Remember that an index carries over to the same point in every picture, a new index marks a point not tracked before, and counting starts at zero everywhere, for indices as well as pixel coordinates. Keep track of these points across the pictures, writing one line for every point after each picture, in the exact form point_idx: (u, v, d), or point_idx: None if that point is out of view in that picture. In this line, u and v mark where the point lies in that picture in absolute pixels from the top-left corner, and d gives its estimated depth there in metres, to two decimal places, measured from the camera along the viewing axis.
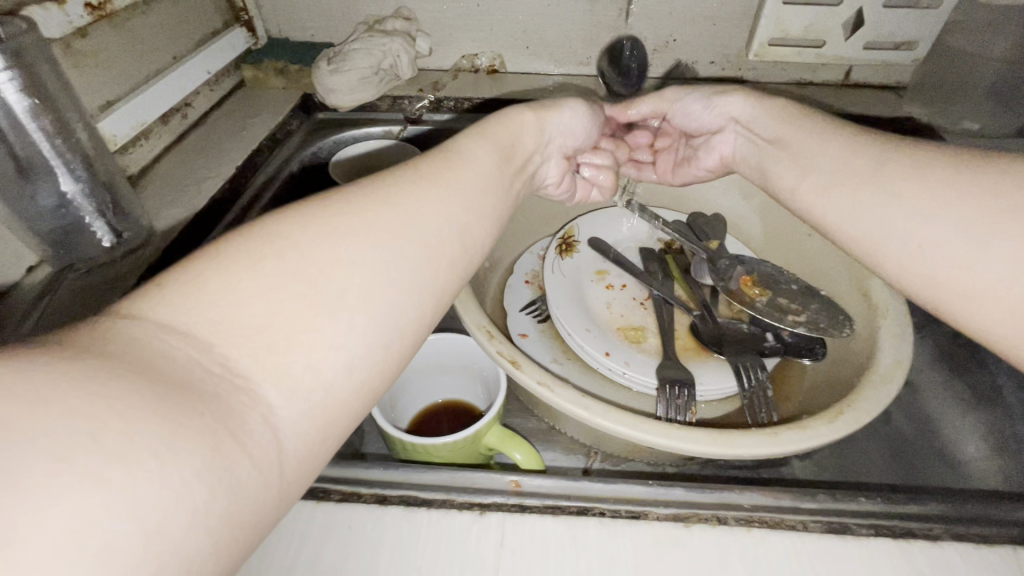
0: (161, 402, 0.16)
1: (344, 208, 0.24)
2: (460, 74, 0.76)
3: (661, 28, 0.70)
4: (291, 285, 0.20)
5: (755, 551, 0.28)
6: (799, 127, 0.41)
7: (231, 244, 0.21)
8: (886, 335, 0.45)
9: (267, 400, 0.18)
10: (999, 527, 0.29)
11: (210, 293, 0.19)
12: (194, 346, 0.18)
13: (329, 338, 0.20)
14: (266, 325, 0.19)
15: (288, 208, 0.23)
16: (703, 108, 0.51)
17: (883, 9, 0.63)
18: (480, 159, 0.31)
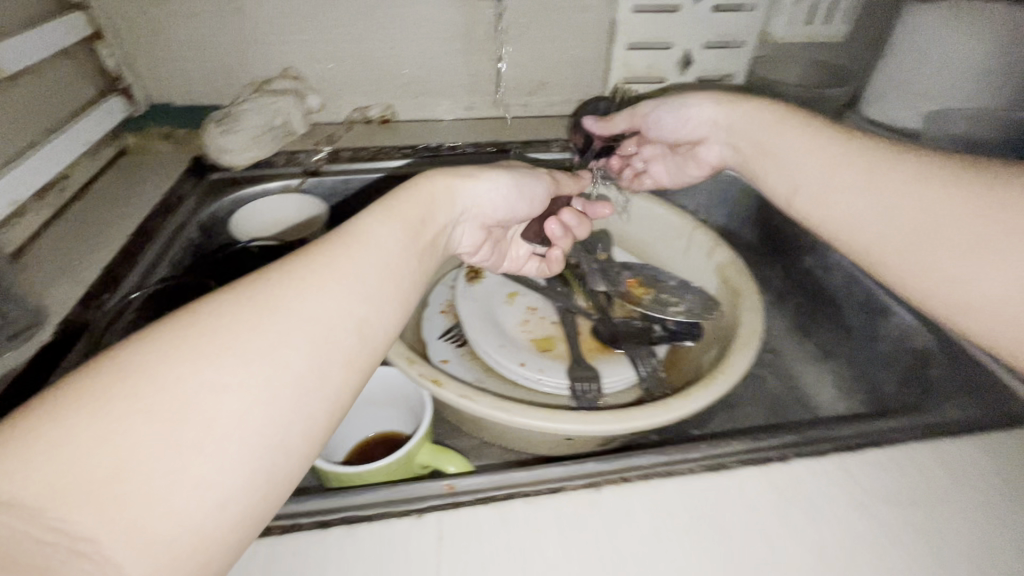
0: None
1: (199, 332, 0.27)
2: (353, 126, 0.80)
3: (531, 74, 0.78)
4: (139, 433, 0.23)
5: (652, 496, 0.34)
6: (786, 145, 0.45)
7: (91, 394, 0.24)
8: (745, 310, 0.54)
9: (116, 557, 0.21)
10: (832, 442, 0.37)
11: (60, 453, 0.22)
12: (33, 512, 0.21)
13: (187, 478, 0.23)
14: (113, 478, 0.22)
15: (155, 340, 0.26)
16: (675, 120, 0.58)
17: (705, 49, 0.74)
18: (375, 240, 0.34)
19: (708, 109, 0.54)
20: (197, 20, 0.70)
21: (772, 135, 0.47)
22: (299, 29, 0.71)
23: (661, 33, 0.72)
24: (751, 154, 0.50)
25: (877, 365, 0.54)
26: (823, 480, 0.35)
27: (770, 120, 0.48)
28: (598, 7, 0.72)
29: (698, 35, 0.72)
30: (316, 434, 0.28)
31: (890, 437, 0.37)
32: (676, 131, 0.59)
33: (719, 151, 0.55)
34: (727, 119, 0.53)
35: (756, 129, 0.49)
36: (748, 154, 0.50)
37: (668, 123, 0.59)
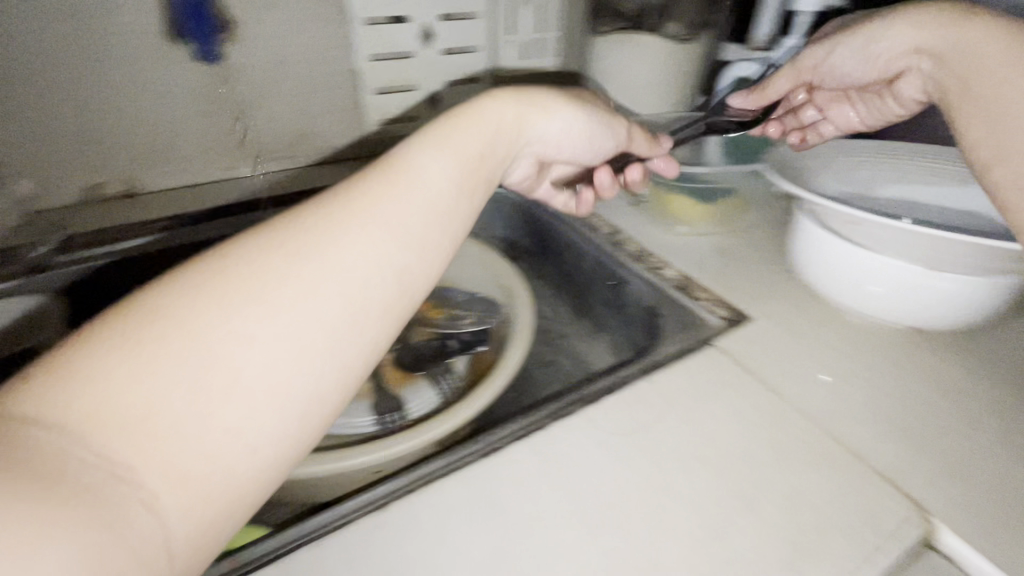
0: (41, 501, 0.21)
1: (232, 275, 0.28)
2: (87, 208, 0.69)
3: (287, 126, 0.76)
4: (173, 376, 0.25)
5: (435, 499, 0.36)
6: (993, 44, 0.42)
7: (130, 330, 0.25)
8: (520, 311, 0.61)
9: (149, 491, 0.23)
10: (579, 400, 0.44)
11: (99, 383, 0.24)
12: (74, 435, 0.23)
13: (218, 421, 0.25)
14: (151, 413, 0.24)
15: (189, 284, 0.28)
16: (867, 50, 0.55)
17: (449, 86, 0.82)
18: (423, 178, 0.35)
19: (909, 36, 0.50)
20: None
21: (970, 63, 0.44)
22: None
23: (404, 78, 0.78)
24: (961, 89, 0.45)
25: (629, 325, 0.65)
26: (572, 434, 0.41)
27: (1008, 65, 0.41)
28: (336, 58, 0.73)
29: (438, 74, 0.80)
30: (348, 384, 0.30)
31: (623, 382, 0.46)
32: (863, 70, 0.57)
33: (917, 80, 0.53)
34: (924, 41, 0.49)
35: (968, 63, 0.44)
36: (954, 78, 0.46)
37: (853, 63, 0.58)
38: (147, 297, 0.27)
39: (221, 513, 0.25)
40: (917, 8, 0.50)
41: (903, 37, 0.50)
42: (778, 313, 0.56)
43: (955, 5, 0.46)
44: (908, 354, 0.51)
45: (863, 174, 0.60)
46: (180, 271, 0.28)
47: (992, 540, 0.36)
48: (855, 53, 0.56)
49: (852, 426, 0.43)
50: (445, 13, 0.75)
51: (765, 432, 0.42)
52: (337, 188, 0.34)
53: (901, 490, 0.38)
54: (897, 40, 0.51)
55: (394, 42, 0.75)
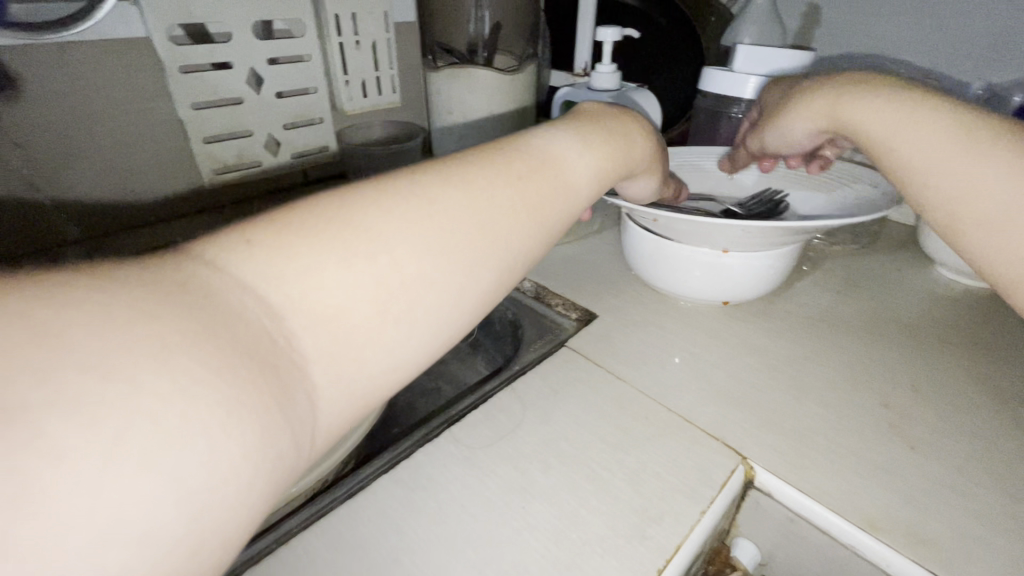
0: (231, 373, 0.20)
1: (424, 198, 0.30)
2: None
3: (106, 183, 0.69)
4: (360, 279, 0.26)
5: (295, 556, 0.35)
6: (881, 118, 0.46)
7: (324, 224, 0.27)
8: None
9: (315, 385, 0.24)
10: (443, 422, 0.45)
11: (295, 270, 0.25)
12: (263, 311, 0.23)
13: (378, 339, 0.27)
14: (333, 314, 0.25)
15: (379, 196, 0.29)
16: (785, 135, 0.57)
17: (288, 129, 0.81)
18: (565, 164, 0.38)
19: (805, 122, 0.54)
20: None
21: (875, 131, 0.47)
22: None
23: (235, 124, 0.75)
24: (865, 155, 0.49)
25: (499, 339, 0.68)
26: (436, 457, 0.42)
27: (895, 136, 0.45)
28: (155, 109, 0.69)
29: (275, 119, 0.78)
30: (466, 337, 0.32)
31: (486, 397, 0.48)
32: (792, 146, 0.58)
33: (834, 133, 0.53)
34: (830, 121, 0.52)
35: (864, 134, 0.48)
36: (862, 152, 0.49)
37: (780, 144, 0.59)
38: (354, 198, 0.28)
39: (350, 425, 0.26)
40: (811, 93, 0.53)
41: (804, 124, 0.54)
42: (621, 307, 0.62)
43: (842, 86, 0.50)
44: (725, 325, 0.59)
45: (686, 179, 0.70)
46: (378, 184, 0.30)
47: (788, 464, 0.42)
48: (780, 139, 0.58)
49: (685, 396, 0.49)
50: (272, 57, 0.74)
51: (616, 415, 0.46)
52: (508, 146, 0.37)
53: (724, 443, 0.44)
54: (793, 128, 0.55)
55: (218, 88, 0.71)
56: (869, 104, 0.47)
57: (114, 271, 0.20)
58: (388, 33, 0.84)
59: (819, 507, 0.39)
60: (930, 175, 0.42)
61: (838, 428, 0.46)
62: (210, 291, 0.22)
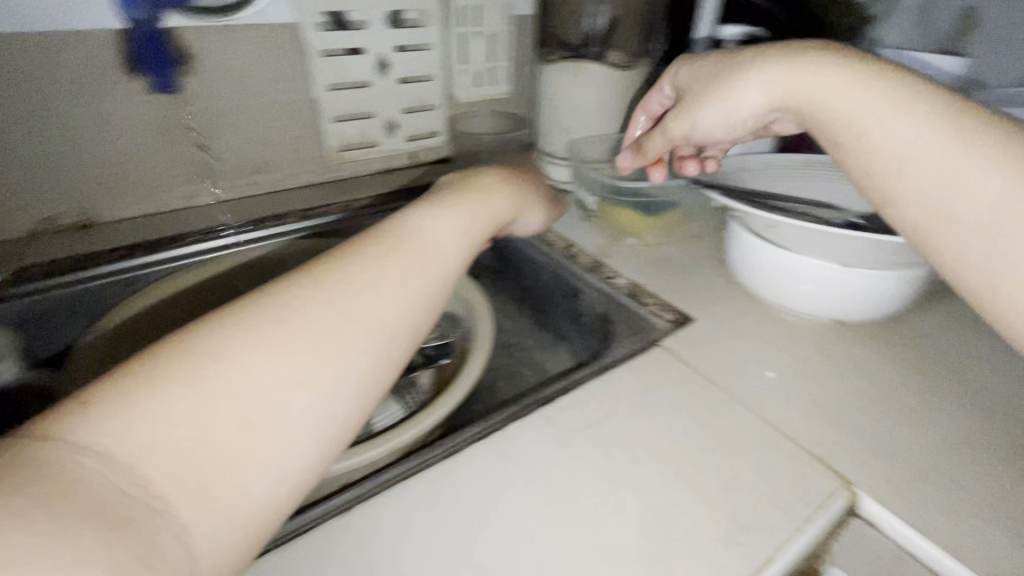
0: (91, 528, 0.23)
1: (264, 323, 0.33)
2: (41, 239, 0.69)
3: (249, 153, 0.78)
4: (216, 408, 0.29)
5: (398, 501, 0.38)
6: (847, 89, 0.42)
7: (174, 369, 0.30)
8: (481, 323, 0.64)
9: (181, 522, 0.26)
10: (537, 400, 0.47)
11: (144, 416, 0.27)
12: (112, 466, 0.25)
13: (251, 454, 0.29)
14: (190, 446, 0.27)
15: (234, 327, 0.33)
16: (732, 111, 0.51)
17: (406, 113, 0.86)
18: (413, 250, 0.43)
19: (757, 94, 0.48)
20: None
21: (849, 125, 0.42)
22: None
23: (362, 106, 0.81)
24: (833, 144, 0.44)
25: (586, 333, 0.68)
26: (528, 432, 0.43)
27: (873, 113, 0.41)
28: (296, 88, 0.76)
29: (395, 102, 0.84)
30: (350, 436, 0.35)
31: (578, 382, 0.49)
32: (726, 125, 0.52)
33: (781, 108, 0.48)
34: (783, 98, 0.47)
35: (828, 117, 0.43)
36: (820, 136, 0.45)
37: (714, 123, 0.53)
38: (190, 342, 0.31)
39: (238, 547, 0.28)
40: (758, 63, 0.48)
41: (760, 97, 0.48)
42: (720, 314, 0.60)
43: (803, 54, 0.45)
44: (837, 345, 0.55)
45: (805, 186, 0.66)
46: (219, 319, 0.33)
47: (912, 507, 0.39)
48: (722, 116, 0.51)
49: (785, 411, 0.47)
50: (399, 45, 0.79)
51: (711, 421, 0.45)
52: (370, 238, 0.43)
53: (829, 465, 0.42)
54: (741, 102, 0.49)
55: (351, 72, 0.78)
56: (840, 76, 0.43)
57: None
58: (506, 25, 0.88)
59: (933, 548, 0.37)
60: (891, 142, 0.40)
61: (967, 472, 0.42)
62: (53, 464, 0.24)
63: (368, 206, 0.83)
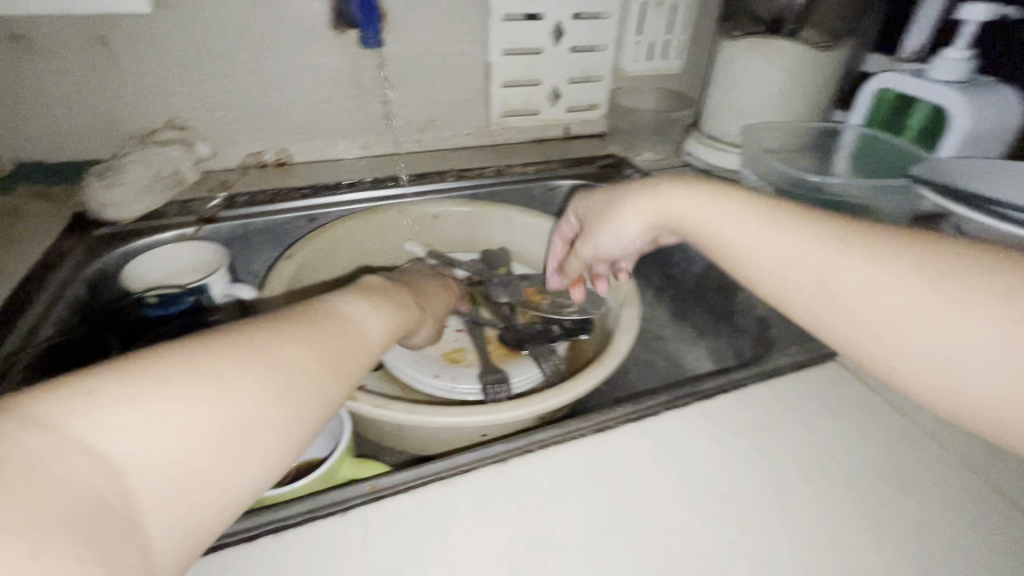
0: (72, 527, 0.20)
1: (228, 344, 0.29)
2: (248, 171, 0.79)
3: (422, 111, 0.82)
4: (206, 420, 0.25)
5: (551, 463, 0.38)
6: (699, 206, 0.43)
7: (166, 367, 0.26)
8: (626, 298, 0.61)
9: (147, 533, 0.23)
10: (695, 394, 0.44)
11: (135, 414, 0.24)
12: (90, 460, 0.22)
13: (219, 477, 0.25)
14: (170, 455, 0.24)
15: (220, 342, 0.29)
16: (615, 238, 0.51)
17: (570, 83, 0.85)
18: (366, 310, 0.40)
19: (631, 222, 0.49)
20: (81, 73, 0.67)
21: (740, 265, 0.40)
22: (193, 73, 0.70)
23: (530, 73, 0.82)
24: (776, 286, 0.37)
25: (737, 334, 0.64)
26: (687, 425, 0.42)
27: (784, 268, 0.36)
28: (473, 51, 0.78)
29: (563, 71, 0.83)
30: None
31: (742, 384, 0.46)
32: (621, 247, 0.52)
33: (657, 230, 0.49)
34: (660, 225, 0.47)
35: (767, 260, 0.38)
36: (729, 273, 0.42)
37: (610, 248, 0.53)
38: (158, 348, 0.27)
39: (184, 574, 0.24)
40: (629, 194, 0.49)
41: (631, 223, 0.49)
42: None
43: (657, 185, 0.47)
44: None
45: None
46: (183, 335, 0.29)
47: None
48: (613, 241, 0.51)
49: (993, 465, 0.40)
50: (577, 12, 0.78)
51: (894, 463, 0.40)
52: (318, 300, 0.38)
53: None
54: (624, 230, 0.50)
55: (527, 38, 0.78)
56: (704, 207, 0.43)
57: None
58: None
59: None
60: (753, 250, 0.39)
61: None
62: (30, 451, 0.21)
63: (519, 173, 0.83)
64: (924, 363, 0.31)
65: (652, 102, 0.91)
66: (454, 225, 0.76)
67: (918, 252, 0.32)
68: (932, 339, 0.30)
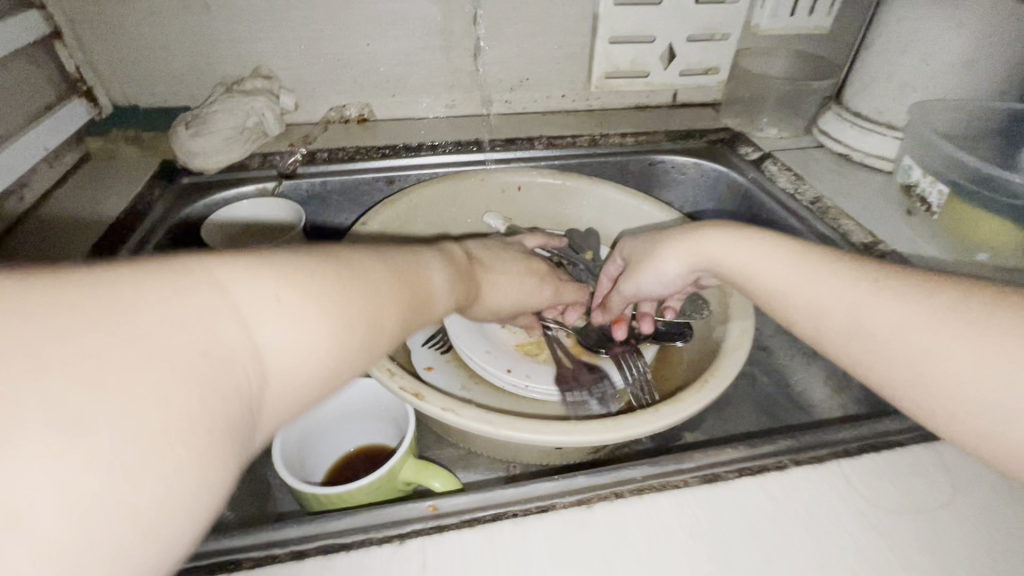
0: (220, 403, 0.20)
1: (364, 288, 0.29)
2: (330, 126, 0.75)
3: (514, 69, 0.74)
4: (336, 334, 0.26)
5: (645, 516, 0.32)
6: (735, 244, 0.41)
7: (313, 274, 0.26)
8: (735, 307, 0.51)
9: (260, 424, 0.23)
10: (828, 448, 0.36)
11: (286, 310, 0.24)
12: (245, 339, 0.22)
13: (318, 390, 0.26)
14: (297, 360, 0.24)
15: (348, 263, 0.29)
16: (657, 282, 0.47)
17: (688, 42, 0.72)
18: (452, 286, 0.38)
19: (673, 262, 0.45)
20: (172, 14, 0.64)
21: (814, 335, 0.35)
22: (280, 19, 0.66)
23: (644, 27, 0.70)
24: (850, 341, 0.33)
25: None
26: (819, 490, 0.34)
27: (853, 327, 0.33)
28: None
29: (682, 27, 0.71)
30: None
31: (891, 444, 0.36)
32: (666, 288, 0.48)
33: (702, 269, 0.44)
34: (707, 264, 0.43)
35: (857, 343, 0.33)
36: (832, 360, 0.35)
37: (655, 289, 0.48)
38: (319, 265, 0.27)
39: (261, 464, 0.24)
40: (671, 235, 0.46)
41: (677, 262, 0.44)
42: None
43: (703, 228, 0.44)
44: None
45: None
46: (335, 256, 0.29)
47: None
48: (655, 284, 0.47)
49: None
50: None
51: None
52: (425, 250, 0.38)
53: None
54: (666, 270, 0.46)
55: None
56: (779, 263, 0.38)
57: (124, 270, 0.20)
58: None
59: None
60: (805, 310, 0.36)
61: None
62: (206, 313, 0.21)
63: (618, 144, 0.73)
64: (966, 405, 0.28)
65: (786, 67, 0.77)
66: (540, 199, 0.68)
67: (940, 291, 0.31)
68: (955, 374, 0.29)
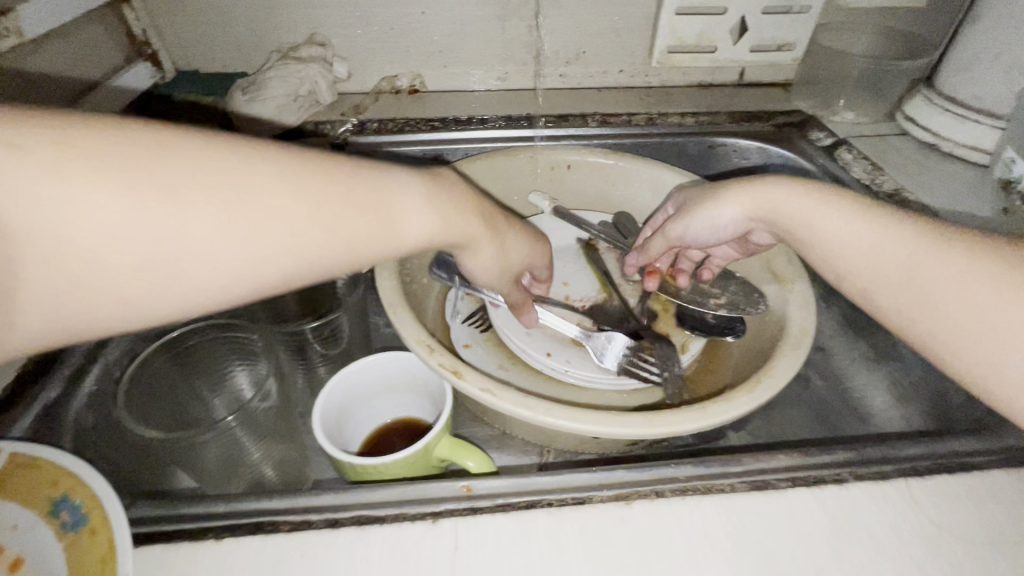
0: None
1: (258, 182, 0.25)
2: (381, 96, 0.74)
3: (571, 41, 0.71)
4: (131, 197, 0.22)
5: (688, 519, 0.30)
6: (816, 211, 0.38)
7: (125, 136, 0.23)
8: (795, 305, 0.48)
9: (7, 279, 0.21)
10: (894, 464, 0.33)
11: (63, 163, 0.21)
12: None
13: (124, 261, 0.23)
14: (73, 219, 0.21)
15: (197, 136, 0.25)
16: (709, 229, 0.44)
17: (762, 15, 0.67)
18: (437, 220, 0.32)
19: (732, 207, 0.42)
20: None
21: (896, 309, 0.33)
22: None
23: None
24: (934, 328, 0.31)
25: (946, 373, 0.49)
26: (881, 509, 0.31)
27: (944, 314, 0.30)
28: None
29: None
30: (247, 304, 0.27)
31: (969, 466, 0.33)
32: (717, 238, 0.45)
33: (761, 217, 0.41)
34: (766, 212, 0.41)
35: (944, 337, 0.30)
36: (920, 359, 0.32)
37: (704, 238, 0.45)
38: (166, 136, 0.24)
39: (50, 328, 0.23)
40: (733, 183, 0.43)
41: (734, 204, 0.42)
42: None
43: (770, 179, 0.41)
44: None
45: None
46: (251, 144, 0.26)
47: None
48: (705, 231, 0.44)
49: None
50: None
51: None
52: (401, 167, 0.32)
53: None
54: (719, 215, 0.43)
55: None
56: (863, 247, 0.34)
57: None
58: None
59: None
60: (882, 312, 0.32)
61: None
62: None
63: (676, 124, 0.69)
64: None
65: (870, 45, 0.70)
66: (590, 179, 0.65)
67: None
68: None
